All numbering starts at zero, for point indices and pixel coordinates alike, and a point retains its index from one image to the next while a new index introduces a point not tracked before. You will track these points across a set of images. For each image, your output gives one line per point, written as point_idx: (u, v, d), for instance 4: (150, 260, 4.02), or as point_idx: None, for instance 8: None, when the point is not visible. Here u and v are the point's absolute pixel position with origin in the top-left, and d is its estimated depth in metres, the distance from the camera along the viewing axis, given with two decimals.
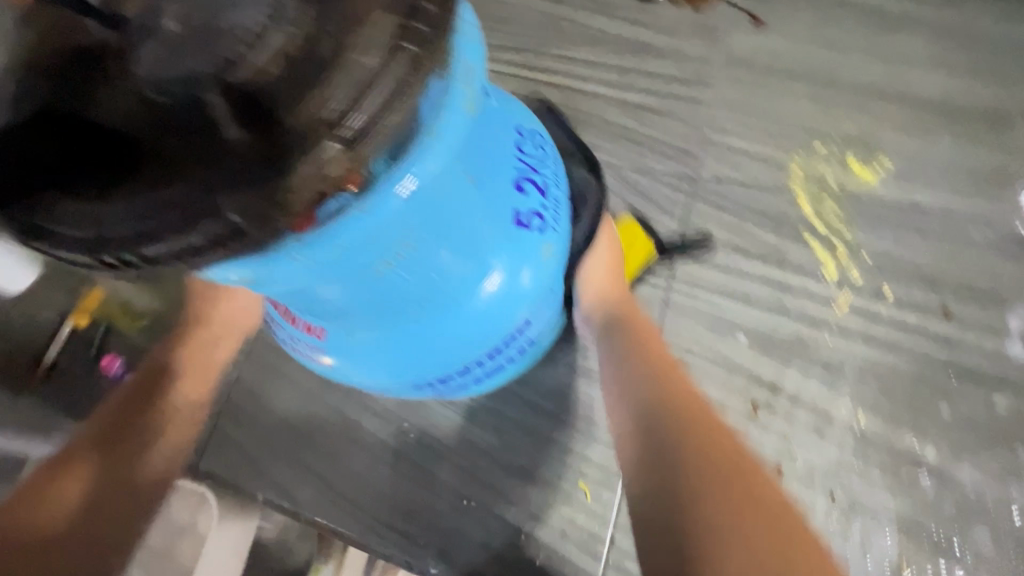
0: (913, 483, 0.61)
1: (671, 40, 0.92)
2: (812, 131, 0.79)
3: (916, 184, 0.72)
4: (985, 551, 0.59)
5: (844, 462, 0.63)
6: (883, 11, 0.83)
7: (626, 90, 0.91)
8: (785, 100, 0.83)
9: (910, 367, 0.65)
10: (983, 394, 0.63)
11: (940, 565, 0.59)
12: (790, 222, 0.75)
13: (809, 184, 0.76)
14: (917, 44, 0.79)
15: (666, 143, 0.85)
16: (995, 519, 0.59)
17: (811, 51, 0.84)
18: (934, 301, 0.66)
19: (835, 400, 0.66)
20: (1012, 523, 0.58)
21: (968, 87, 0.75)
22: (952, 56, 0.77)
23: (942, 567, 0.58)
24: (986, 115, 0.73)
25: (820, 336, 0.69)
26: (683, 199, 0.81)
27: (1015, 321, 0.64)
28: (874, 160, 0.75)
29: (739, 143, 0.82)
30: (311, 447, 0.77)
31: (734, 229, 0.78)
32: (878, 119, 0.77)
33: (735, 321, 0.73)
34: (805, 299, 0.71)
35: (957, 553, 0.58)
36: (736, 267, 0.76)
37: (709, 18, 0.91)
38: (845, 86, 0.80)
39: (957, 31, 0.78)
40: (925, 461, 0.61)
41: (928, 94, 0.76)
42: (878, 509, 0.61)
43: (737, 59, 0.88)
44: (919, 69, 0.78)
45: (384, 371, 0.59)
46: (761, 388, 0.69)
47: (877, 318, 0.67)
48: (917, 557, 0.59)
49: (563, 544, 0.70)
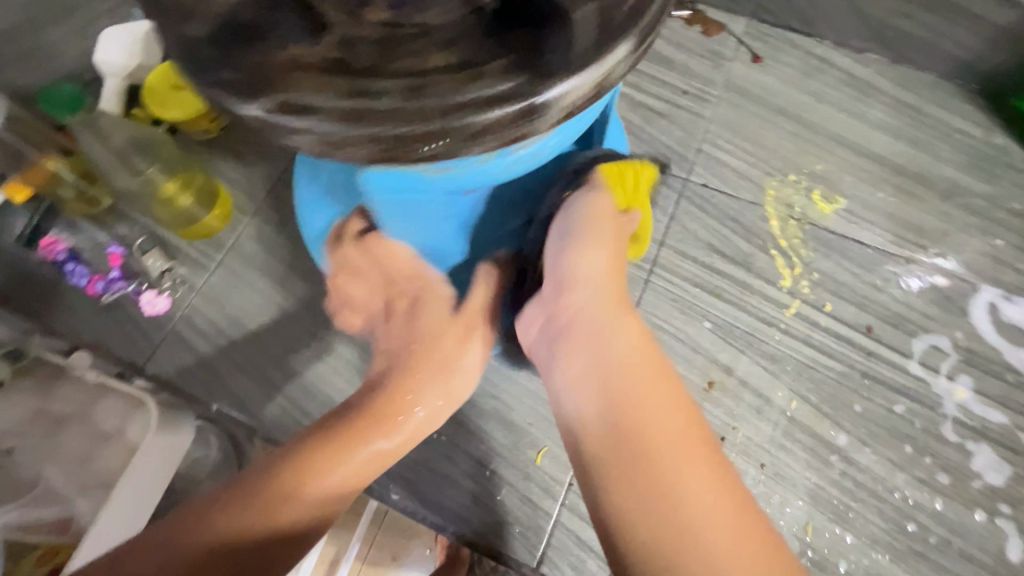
0: (825, 461, 0.73)
1: (681, 54, 1.00)
2: (786, 163, 0.91)
3: (858, 225, 0.87)
4: (874, 522, 0.71)
5: (775, 439, 0.74)
6: (853, 77, 0.97)
7: (635, 88, 0.97)
8: (769, 131, 0.94)
9: (835, 369, 0.78)
10: (888, 398, 0.76)
11: (835, 528, 0.71)
12: (760, 234, 0.86)
13: (779, 206, 0.88)
14: (875, 113, 0.95)
15: (664, 144, 0.93)
16: (883, 496, 0.72)
17: (794, 95, 0.97)
18: (860, 320, 0.81)
19: (776, 388, 0.77)
20: (896, 502, 0.72)
21: (907, 156, 0.92)
22: (899, 128, 0.93)
23: (837, 529, 0.71)
24: (918, 181, 0.90)
25: (771, 333, 0.80)
26: (674, 195, 0.89)
27: (917, 344, 0.79)
28: (832, 200, 0.89)
29: (727, 158, 0.92)
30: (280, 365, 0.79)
31: (714, 231, 0.87)
32: (838, 166, 0.91)
33: (705, 310, 0.82)
34: (763, 301, 0.82)
35: (850, 520, 0.71)
36: (710, 263, 0.85)
37: (716, 43, 1.01)
38: (817, 132, 0.94)
39: (906, 108, 0.95)
40: (837, 444, 0.74)
41: (877, 155, 0.92)
42: (795, 479, 0.73)
43: (735, 85, 0.98)
44: (873, 133, 0.93)
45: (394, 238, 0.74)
46: (718, 369, 0.78)
47: (816, 326, 0.80)
48: (818, 519, 0.71)
49: (525, 485, 0.74)
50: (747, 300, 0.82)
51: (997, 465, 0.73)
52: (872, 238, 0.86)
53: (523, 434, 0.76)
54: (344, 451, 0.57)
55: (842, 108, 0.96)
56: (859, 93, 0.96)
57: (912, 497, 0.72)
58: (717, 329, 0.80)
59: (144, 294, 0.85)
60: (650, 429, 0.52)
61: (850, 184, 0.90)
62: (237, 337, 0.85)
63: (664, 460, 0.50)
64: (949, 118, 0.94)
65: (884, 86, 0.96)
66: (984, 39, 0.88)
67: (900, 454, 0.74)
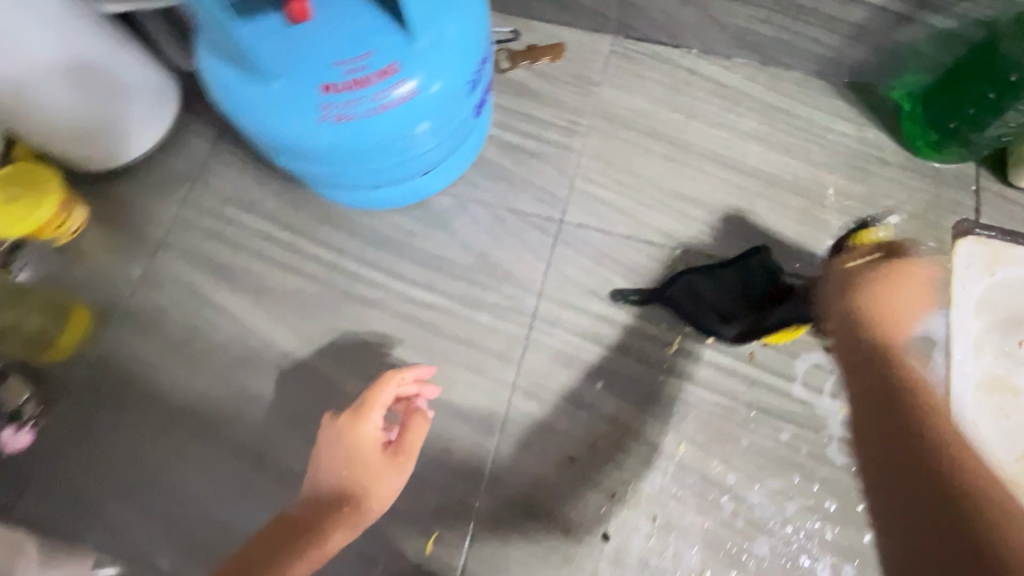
0: (738, 497, 0.72)
1: (548, 87, 0.97)
2: (663, 192, 0.89)
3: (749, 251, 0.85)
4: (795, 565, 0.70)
5: (666, 488, 0.73)
6: (722, 88, 0.96)
7: (505, 130, 0.94)
8: (644, 157, 0.92)
9: (720, 403, 0.77)
10: (775, 429, 0.75)
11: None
12: (639, 271, 0.84)
13: (653, 235, 0.87)
14: (747, 122, 0.94)
15: (539, 186, 0.91)
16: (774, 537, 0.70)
17: (664, 114, 0.95)
18: (746, 348, 0.80)
19: (663, 433, 0.76)
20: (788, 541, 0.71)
21: (782, 160, 0.91)
22: (774, 135, 0.92)
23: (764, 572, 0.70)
24: (799, 188, 0.89)
25: (655, 373, 0.78)
26: (550, 241, 0.87)
27: (801, 367, 0.78)
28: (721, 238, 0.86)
29: (599, 191, 0.90)
30: (159, 481, 0.79)
31: (586, 269, 0.85)
32: (715, 182, 0.90)
33: (585, 359, 0.80)
34: (644, 340, 0.80)
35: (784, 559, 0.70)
36: (591, 308, 0.83)
37: (583, 69, 0.98)
38: (696, 150, 0.92)
39: (776, 112, 0.94)
40: (744, 479, 0.73)
41: (750, 162, 0.91)
42: (690, 527, 0.72)
43: (604, 113, 0.95)
44: (744, 141, 0.92)
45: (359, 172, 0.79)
46: (604, 421, 0.76)
47: (699, 360, 0.79)
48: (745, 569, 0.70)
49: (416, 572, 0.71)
50: (626, 343, 0.80)
51: None
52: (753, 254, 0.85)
53: (399, 512, 0.74)
54: (276, 542, 0.64)
55: (712, 122, 0.94)
56: (729, 106, 0.95)
57: (802, 527, 0.71)
58: (603, 350, 0.80)
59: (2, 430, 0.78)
60: (963, 509, 0.54)
61: (723, 201, 0.88)
62: (104, 453, 0.80)
63: (958, 485, 0.56)
64: (822, 121, 0.93)
65: (753, 92, 0.95)
66: (825, 69, 0.94)
67: (785, 484, 0.73)
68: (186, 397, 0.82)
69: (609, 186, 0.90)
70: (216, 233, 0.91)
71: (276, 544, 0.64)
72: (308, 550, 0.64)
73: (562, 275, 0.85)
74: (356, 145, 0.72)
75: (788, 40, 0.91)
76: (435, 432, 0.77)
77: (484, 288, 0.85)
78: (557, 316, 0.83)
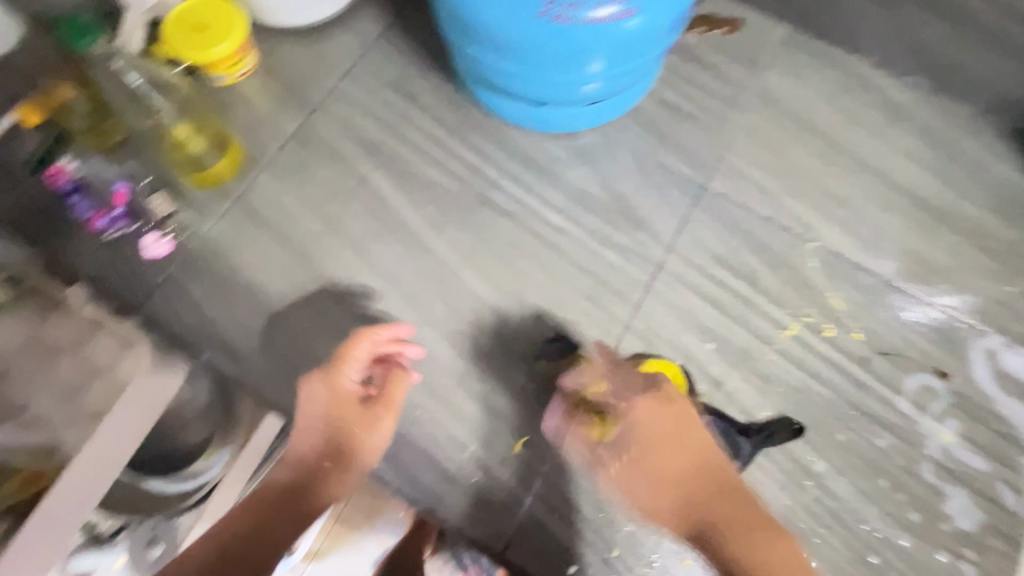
0: (821, 485, 0.74)
1: (717, 56, 0.97)
2: (809, 185, 0.90)
3: (882, 262, 0.85)
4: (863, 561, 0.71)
5: (754, 457, 0.75)
6: (888, 101, 0.95)
7: (667, 88, 0.95)
8: (797, 148, 0.92)
9: (824, 395, 0.78)
10: (871, 433, 0.76)
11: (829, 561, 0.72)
12: (769, 251, 0.85)
13: (791, 222, 0.87)
14: (905, 139, 0.93)
15: (689, 148, 0.91)
16: (849, 529, 0.72)
17: (825, 112, 0.95)
18: (860, 351, 0.80)
19: (763, 407, 0.77)
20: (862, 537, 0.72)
21: (933, 185, 0.90)
22: (931, 159, 0.92)
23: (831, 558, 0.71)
24: (944, 216, 0.88)
25: (766, 350, 0.79)
26: (688, 201, 0.88)
27: (910, 383, 0.79)
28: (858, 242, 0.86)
29: (746, 168, 0.90)
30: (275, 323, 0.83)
31: (718, 237, 0.86)
32: (861, 190, 0.90)
33: (700, 318, 0.81)
34: (762, 318, 0.81)
35: (852, 552, 0.72)
36: (716, 274, 0.84)
37: (755, 48, 0.98)
38: (848, 154, 0.92)
39: (937, 137, 0.93)
40: (834, 471, 0.75)
41: (901, 179, 0.90)
42: (769, 499, 0.73)
43: (767, 95, 0.95)
44: (899, 158, 0.92)
45: (527, 80, 0.81)
46: (706, 381, 0.78)
47: (812, 349, 0.80)
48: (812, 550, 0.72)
49: (500, 467, 0.75)
50: (743, 315, 0.81)
51: (969, 510, 0.74)
52: (886, 266, 0.85)
53: (496, 410, 0.77)
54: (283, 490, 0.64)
55: (871, 132, 0.93)
56: (892, 120, 0.94)
57: (877, 528, 0.73)
58: (720, 315, 0.81)
59: (146, 236, 0.84)
60: None
61: (866, 209, 0.88)
62: (230, 284, 0.84)
63: None
64: (984, 159, 0.91)
65: (920, 113, 0.94)
66: (998, 108, 0.92)
67: (871, 486, 0.74)
68: (313, 254, 0.86)
69: (757, 166, 0.91)
70: (370, 112, 0.94)
71: (280, 498, 0.63)
72: (315, 495, 0.64)
73: (694, 237, 0.86)
74: (547, 48, 0.73)
75: (973, 68, 0.90)
76: (543, 347, 0.79)
77: (615, 229, 0.86)
78: (682, 273, 0.84)
